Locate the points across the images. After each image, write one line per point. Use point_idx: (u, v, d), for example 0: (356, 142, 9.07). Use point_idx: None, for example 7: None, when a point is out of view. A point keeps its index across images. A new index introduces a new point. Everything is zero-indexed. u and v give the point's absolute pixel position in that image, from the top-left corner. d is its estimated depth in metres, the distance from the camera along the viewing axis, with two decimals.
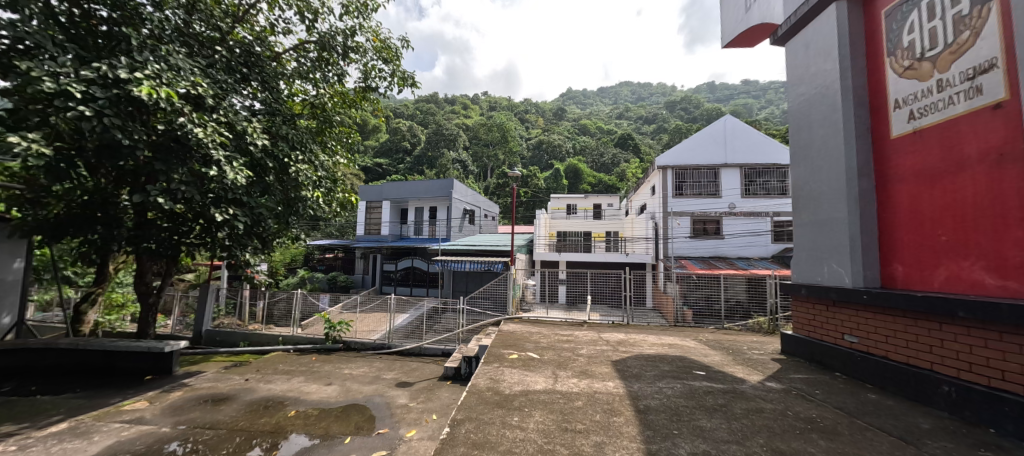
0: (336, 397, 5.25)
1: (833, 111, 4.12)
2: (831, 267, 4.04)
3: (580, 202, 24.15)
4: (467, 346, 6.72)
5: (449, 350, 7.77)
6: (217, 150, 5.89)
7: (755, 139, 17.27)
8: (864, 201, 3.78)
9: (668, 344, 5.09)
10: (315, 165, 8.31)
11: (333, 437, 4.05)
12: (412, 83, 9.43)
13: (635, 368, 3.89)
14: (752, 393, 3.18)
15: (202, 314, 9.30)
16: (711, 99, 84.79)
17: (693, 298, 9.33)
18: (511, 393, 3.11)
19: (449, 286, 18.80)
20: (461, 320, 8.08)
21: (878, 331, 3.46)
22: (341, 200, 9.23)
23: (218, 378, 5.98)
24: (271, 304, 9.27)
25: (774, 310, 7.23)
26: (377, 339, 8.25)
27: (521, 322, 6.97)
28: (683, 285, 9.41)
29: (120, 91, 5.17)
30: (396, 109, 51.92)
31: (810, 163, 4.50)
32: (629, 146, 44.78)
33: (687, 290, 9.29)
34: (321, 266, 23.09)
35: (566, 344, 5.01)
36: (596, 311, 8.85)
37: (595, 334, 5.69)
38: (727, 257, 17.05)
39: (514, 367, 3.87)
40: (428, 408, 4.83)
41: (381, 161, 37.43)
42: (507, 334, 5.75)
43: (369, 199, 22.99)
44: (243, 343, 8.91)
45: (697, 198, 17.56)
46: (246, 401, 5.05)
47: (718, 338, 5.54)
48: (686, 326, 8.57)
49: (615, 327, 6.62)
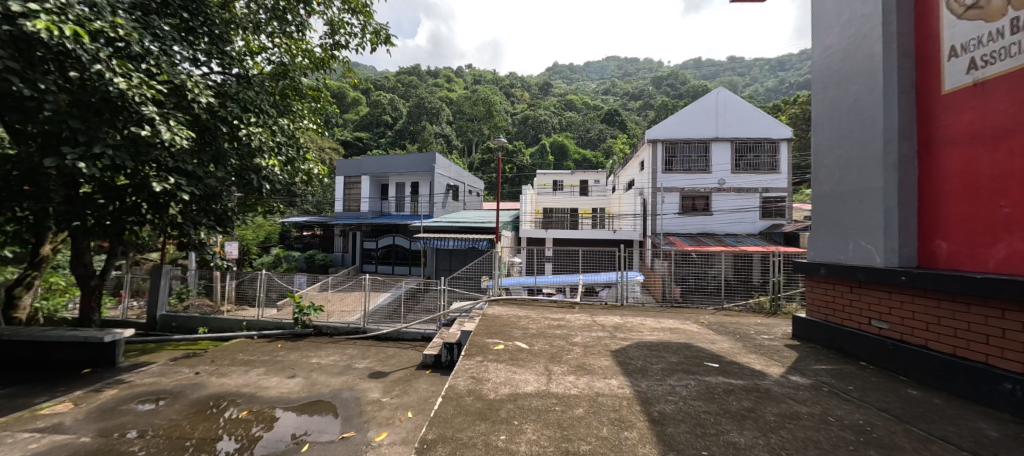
0: (299, 393, 4.63)
1: (870, 64, 3.53)
2: (858, 243, 3.57)
3: (567, 178, 23.60)
4: (449, 330, 6.15)
5: (429, 334, 7.11)
6: (147, 106, 4.90)
7: (748, 112, 16.77)
8: (902, 168, 3.27)
9: (668, 329, 4.64)
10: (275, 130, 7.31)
11: (293, 442, 3.51)
12: (386, 39, 8.40)
13: (639, 360, 3.39)
14: (780, 391, 2.72)
15: (157, 296, 8.36)
16: (699, 75, 83.90)
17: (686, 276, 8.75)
18: (496, 399, 2.54)
19: (432, 264, 18.07)
20: (441, 302, 7.43)
21: (914, 317, 3.04)
22: (308, 171, 8.25)
23: (164, 372, 5.26)
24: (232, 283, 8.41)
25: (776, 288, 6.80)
26: (351, 323, 7.47)
27: (506, 305, 6.45)
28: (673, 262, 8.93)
29: (10, 27, 4.11)
30: (376, 81, 49.41)
31: (837, 126, 3.94)
32: (616, 122, 44.04)
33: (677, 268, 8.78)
34: (298, 245, 22.04)
35: (559, 330, 4.49)
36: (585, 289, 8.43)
37: (588, 318, 5.19)
38: (715, 233, 16.84)
39: (500, 362, 3.31)
40: (402, 404, 4.27)
41: (362, 134, 35.65)
42: (493, 319, 5.20)
43: (346, 174, 21.78)
44: (203, 330, 8.07)
45: (687, 174, 17.19)
46: (192, 400, 4.40)
47: (720, 320, 5.12)
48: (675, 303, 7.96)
49: (609, 309, 6.13)
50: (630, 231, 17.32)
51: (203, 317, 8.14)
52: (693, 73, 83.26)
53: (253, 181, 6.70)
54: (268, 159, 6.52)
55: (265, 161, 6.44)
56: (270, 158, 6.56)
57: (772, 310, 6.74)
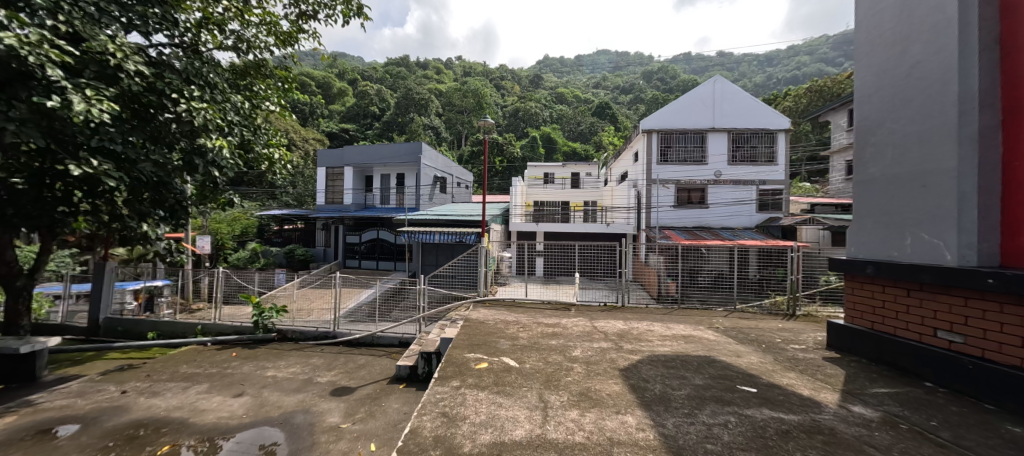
0: (242, 416, 3.83)
1: (939, 16, 2.85)
2: (919, 237, 2.94)
3: (557, 171, 22.90)
4: (427, 337, 5.40)
5: (408, 339, 6.30)
6: (51, 69, 3.88)
7: (746, 102, 16.22)
8: (978, 142, 2.63)
9: (681, 337, 3.97)
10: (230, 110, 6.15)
11: (261, 453, 3.18)
12: (359, 10, 7.49)
13: (656, 384, 2.71)
14: (852, 434, 2.05)
15: (99, 297, 7.22)
16: (688, 69, 83.32)
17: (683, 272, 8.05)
18: (474, 454, 1.82)
19: (417, 259, 17.19)
20: (420, 304, 6.59)
21: (1001, 329, 2.39)
22: (271, 158, 6.99)
23: (84, 391, 4.40)
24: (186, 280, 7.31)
25: (796, 287, 6.27)
26: (320, 328, 6.60)
27: (493, 308, 5.74)
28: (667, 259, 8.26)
29: None
30: (363, 71, 47.87)
31: (890, 97, 3.26)
32: (607, 115, 43.33)
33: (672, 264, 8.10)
34: (277, 239, 20.91)
35: (555, 341, 3.80)
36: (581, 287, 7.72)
37: (587, 323, 4.51)
38: (711, 227, 16.35)
39: (481, 389, 2.59)
40: (365, 432, 3.50)
41: (347, 126, 34.25)
42: (477, 325, 4.48)
43: (328, 165, 20.70)
44: (151, 335, 7.08)
45: (683, 165, 16.63)
46: (107, 429, 3.59)
47: (737, 325, 4.49)
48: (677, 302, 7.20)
49: (609, 311, 5.46)
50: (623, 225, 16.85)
51: (152, 321, 7.13)
52: (683, 66, 82.41)
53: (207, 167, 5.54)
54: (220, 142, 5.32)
55: (216, 144, 5.27)
56: (223, 140, 5.33)
57: (789, 312, 6.18)
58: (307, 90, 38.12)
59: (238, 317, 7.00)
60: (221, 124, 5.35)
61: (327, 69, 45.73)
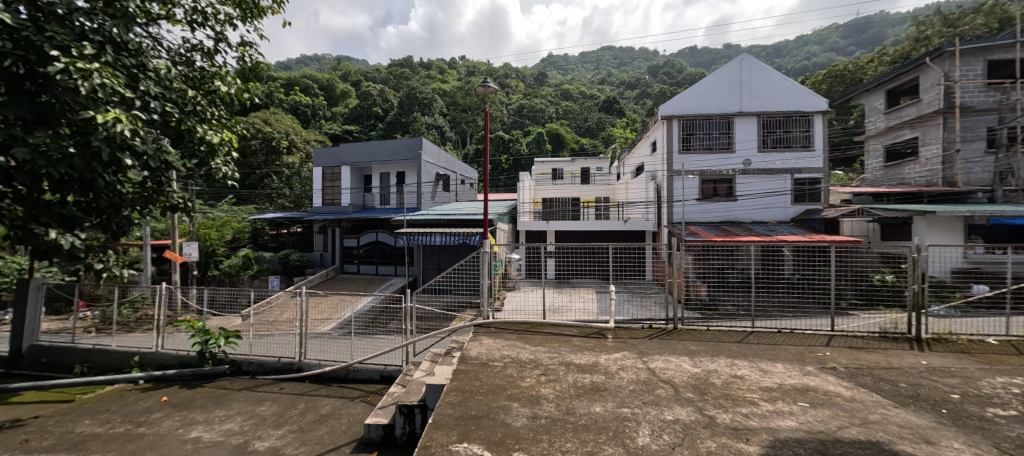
0: None
1: None
2: None
3: (567, 166, 21.47)
4: (413, 376, 3.95)
5: (390, 372, 4.88)
6: None
7: (776, 82, 14.59)
8: None
9: (797, 394, 2.55)
10: (149, 79, 4.55)
11: None
12: None
13: None
14: None
15: (22, 322, 5.93)
16: (694, 63, 80.30)
17: (712, 270, 6.07)
18: None
19: (419, 263, 15.93)
20: (408, 327, 5.15)
21: None
22: (215, 144, 4.97)
23: None
24: (141, 294, 5.85)
25: (920, 304, 4.54)
26: (282, 360, 5.24)
27: (500, 335, 4.39)
28: (694, 251, 6.25)
29: None
30: (367, 73, 46.76)
31: None
32: (614, 109, 41.55)
33: (701, 260, 6.12)
34: (273, 244, 19.67)
35: (601, 406, 2.38)
36: (619, 308, 6.05)
37: (640, 366, 3.12)
38: (741, 221, 14.74)
39: None
40: None
41: (351, 127, 33.08)
42: (481, 370, 3.11)
43: (323, 165, 19.44)
44: (81, 367, 5.83)
45: (707, 154, 15.02)
46: None
47: (863, 370, 3.08)
48: (720, 322, 5.36)
49: (659, 340, 4.08)
50: (641, 221, 15.52)
51: (83, 349, 5.86)
52: (688, 61, 80.41)
53: (114, 154, 3.86)
54: (117, 117, 3.64)
55: (109, 119, 3.57)
56: (121, 113, 3.66)
57: (911, 333, 4.66)
58: (309, 93, 37.06)
59: (186, 345, 5.72)
60: (120, 90, 3.70)
61: (331, 72, 44.75)
